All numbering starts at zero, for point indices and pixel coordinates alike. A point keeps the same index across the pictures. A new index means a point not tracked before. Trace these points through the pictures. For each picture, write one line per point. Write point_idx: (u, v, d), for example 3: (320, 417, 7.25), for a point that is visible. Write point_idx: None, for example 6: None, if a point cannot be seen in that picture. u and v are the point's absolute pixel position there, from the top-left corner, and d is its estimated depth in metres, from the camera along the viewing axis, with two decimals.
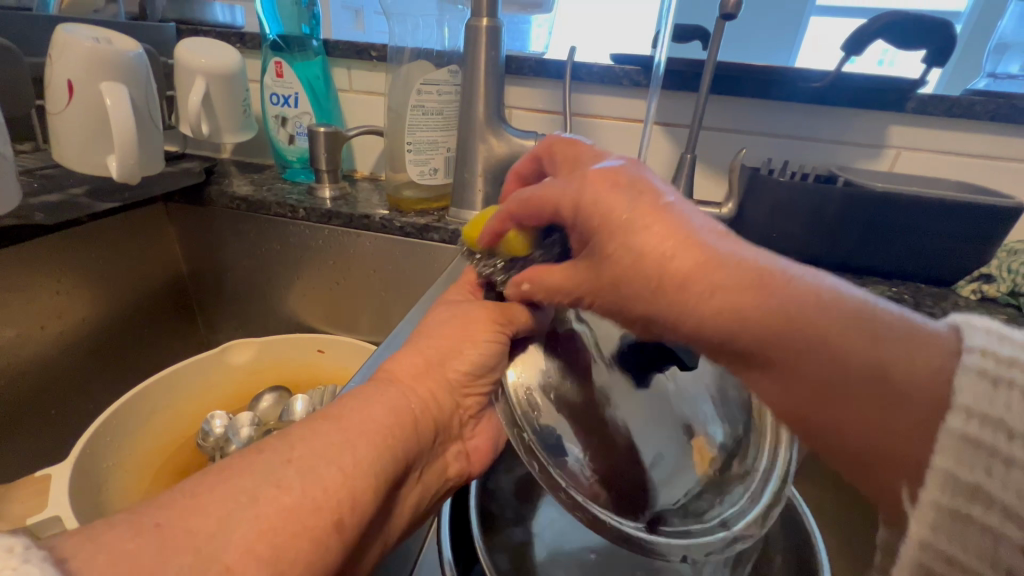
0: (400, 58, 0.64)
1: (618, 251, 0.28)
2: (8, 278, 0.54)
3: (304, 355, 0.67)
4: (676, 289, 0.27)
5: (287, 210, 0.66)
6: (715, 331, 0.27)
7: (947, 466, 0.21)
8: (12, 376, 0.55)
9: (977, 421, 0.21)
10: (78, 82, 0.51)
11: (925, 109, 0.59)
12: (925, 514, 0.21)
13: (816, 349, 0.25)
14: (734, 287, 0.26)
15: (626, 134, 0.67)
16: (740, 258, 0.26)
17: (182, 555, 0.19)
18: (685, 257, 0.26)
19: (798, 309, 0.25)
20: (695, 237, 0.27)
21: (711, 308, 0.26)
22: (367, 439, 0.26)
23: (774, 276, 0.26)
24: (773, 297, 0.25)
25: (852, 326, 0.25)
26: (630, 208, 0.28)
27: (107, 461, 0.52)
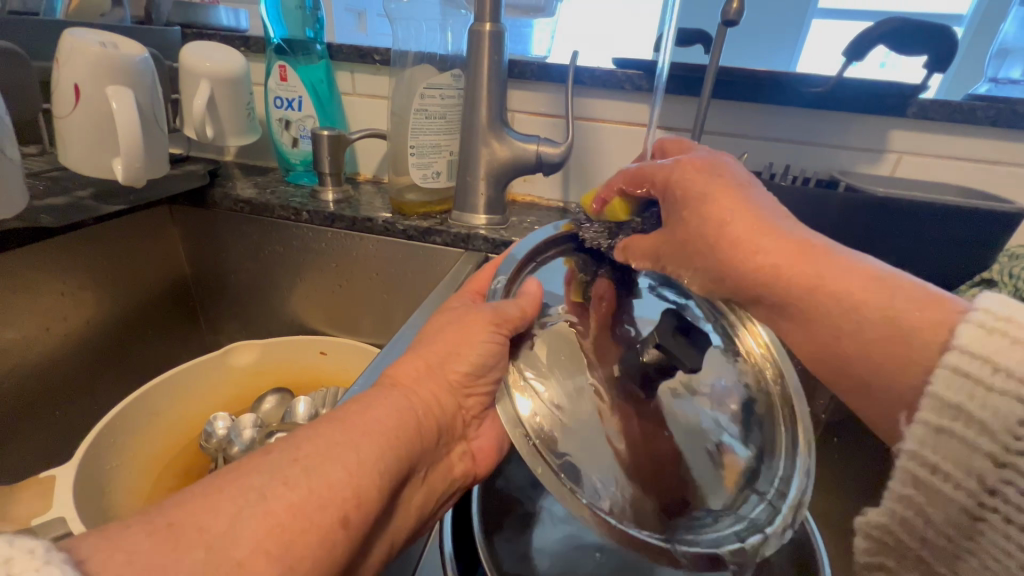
0: (403, 62, 0.64)
1: (689, 221, 0.35)
2: (14, 279, 0.54)
3: (306, 357, 0.67)
4: (726, 250, 0.34)
5: (290, 213, 0.67)
6: (762, 287, 0.33)
7: (937, 392, 0.25)
8: (17, 377, 0.55)
9: (973, 359, 0.24)
10: (85, 86, 0.51)
11: (926, 114, 0.59)
12: (916, 430, 0.26)
13: (835, 301, 0.31)
14: (781, 252, 0.33)
15: (628, 138, 0.68)
16: (789, 231, 0.33)
17: (194, 553, 0.19)
18: (741, 227, 0.33)
19: (827, 269, 0.32)
20: (753, 212, 0.34)
21: (755, 268, 0.33)
22: (371, 439, 0.26)
23: (818, 246, 0.33)
24: (807, 257, 0.32)
25: (871, 285, 0.30)
26: (703, 189, 0.35)
27: (111, 461, 0.52)
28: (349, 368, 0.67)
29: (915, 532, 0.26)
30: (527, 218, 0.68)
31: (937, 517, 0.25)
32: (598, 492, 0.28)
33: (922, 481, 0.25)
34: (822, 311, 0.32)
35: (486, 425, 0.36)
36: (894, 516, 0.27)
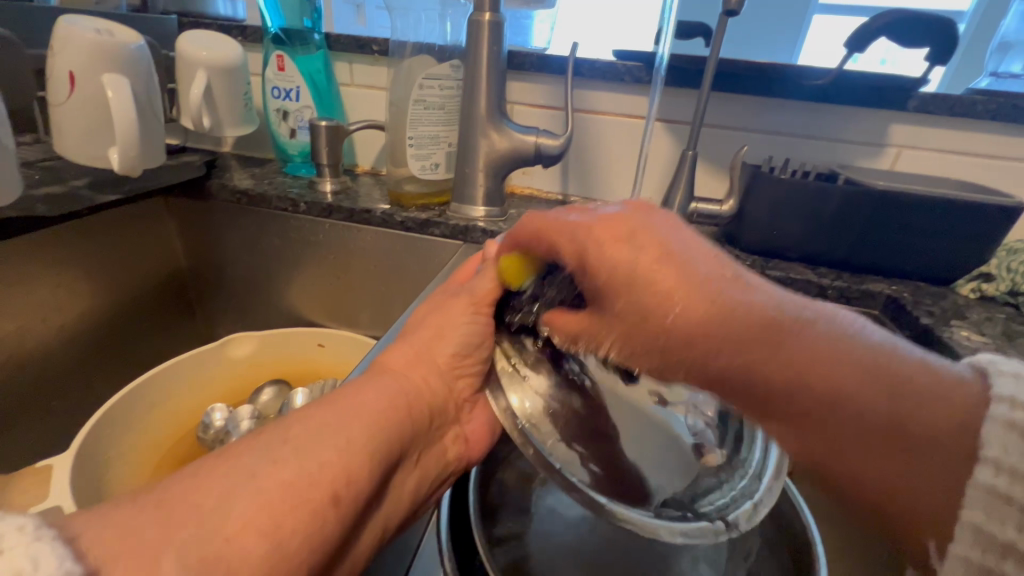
0: (402, 52, 0.63)
1: (632, 305, 0.27)
2: (9, 268, 0.54)
3: (304, 350, 0.67)
4: (684, 342, 0.26)
5: (287, 204, 0.66)
6: (731, 383, 0.27)
7: (975, 521, 0.21)
8: (13, 367, 0.55)
9: (1006, 475, 0.21)
10: (80, 73, 0.51)
11: (926, 108, 0.59)
12: (955, 568, 0.22)
13: (831, 404, 0.25)
14: (747, 343, 0.26)
15: (628, 131, 0.67)
16: (756, 308, 0.26)
17: (186, 528, 0.19)
18: (695, 310, 0.26)
19: (811, 362, 0.25)
20: (707, 285, 0.27)
21: (726, 358, 0.26)
22: (362, 421, 0.26)
23: (793, 325, 0.26)
24: (780, 346, 0.25)
25: (867, 377, 0.24)
26: (633, 256, 0.27)
27: (108, 451, 0.52)
28: (346, 360, 0.67)
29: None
30: (525, 210, 0.68)
31: None
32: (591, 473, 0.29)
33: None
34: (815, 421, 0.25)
35: (477, 411, 0.36)
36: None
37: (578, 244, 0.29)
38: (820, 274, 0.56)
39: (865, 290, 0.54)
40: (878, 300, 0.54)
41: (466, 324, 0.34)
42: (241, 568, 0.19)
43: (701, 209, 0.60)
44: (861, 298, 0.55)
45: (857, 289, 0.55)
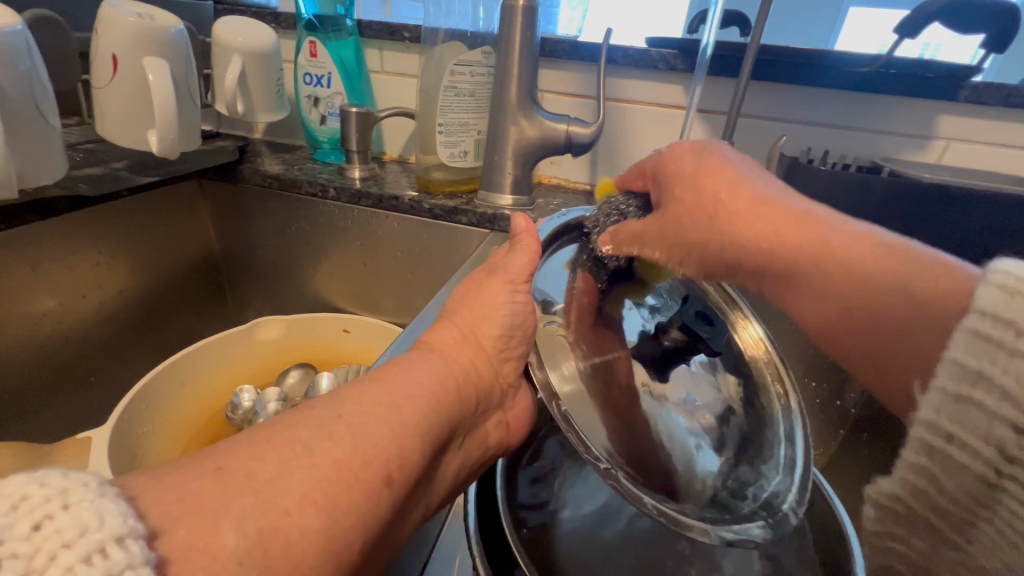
0: (434, 38, 0.63)
1: (680, 198, 0.38)
2: (54, 247, 0.55)
3: (330, 334, 0.68)
4: (714, 220, 0.37)
5: (318, 188, 0.67)
6: (748, 253, 0.37)
7: (957, 357, 0.25)
8: (55, 343, 0.57)
9: (990, 321, 0.25)
10: (123, 56, 0.52)
11: (978, 98, 0.56)
12: (932, 399, 0.26)
13: (824, 264, 0.34)
14: (779, 220, 0.36)
15: (660, 120, 0.66)
16: (790, 204, 0.36)
17: (242, 498, 0.20)
18: (744, 198, 0.37)
19: (831, 238, 0.34)
20: (753, 184, 0.38)
21: (754, 234, 0.36)
22: (413, 403, 0.26)
23: (817, 217, 0.35)
24: (789, 224, 0.35)
25: (864, 245, 0.33)
26: (697, 163, 0.39)
27: (143, 427, 0.54)
28: (371, 345, 0.68)
29: (927, 500, 0.28)
30: (553, 200, 0.67)
31: (950, 486, 0.26)
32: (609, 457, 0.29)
33: (935, 449, 0.26)
34: (818, 280, 0.34)
35: (520, 397, 0.36)
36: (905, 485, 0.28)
37: (654, 165, 0.41)
38: None
39: None
40: None
41: (506, 301, 0.33)
42: (298, 541, 0.19)
43: None
44: None
45: None
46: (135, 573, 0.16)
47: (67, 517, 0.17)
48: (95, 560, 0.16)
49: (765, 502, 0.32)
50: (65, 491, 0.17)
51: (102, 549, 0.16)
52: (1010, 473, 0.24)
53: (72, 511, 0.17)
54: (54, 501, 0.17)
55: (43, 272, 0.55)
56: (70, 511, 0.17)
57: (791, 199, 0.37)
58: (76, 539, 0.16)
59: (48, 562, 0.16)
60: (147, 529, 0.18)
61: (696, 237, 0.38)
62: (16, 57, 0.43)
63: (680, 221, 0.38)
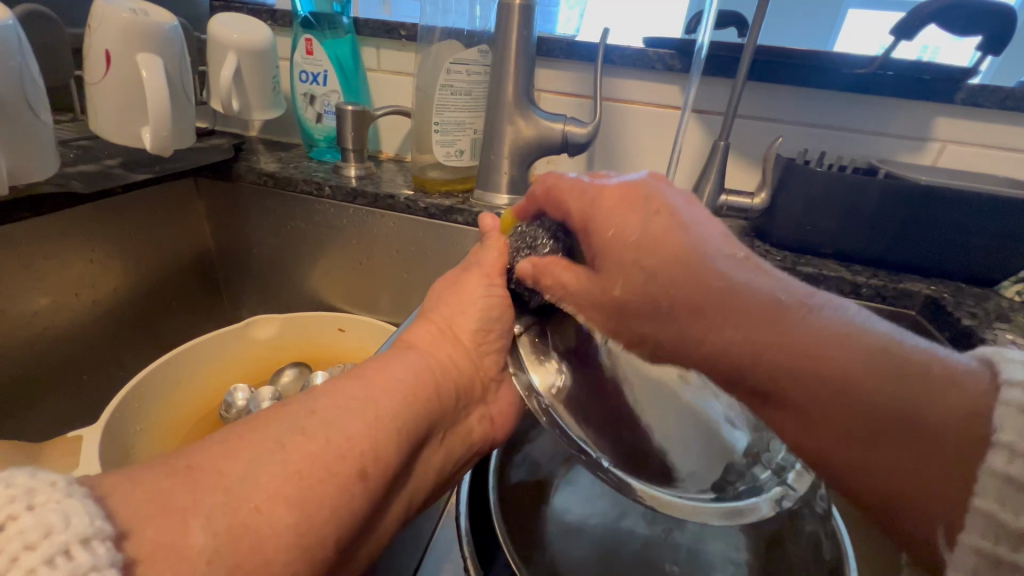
0: (431, 37, 0.63)
1: (630, 276, 0.31)
2: (46, 244, 0.55)
3: (325, 333, 0.68)
4: (691, 320, 0.30)
5: (313, 187, 0.67)
6: (734, 361, 0.29)
7: (986, 508, 0.22)
8: (47, 341, 0.57)
9: (1013, 460, 0.21)
10: (116, 52, 0.51)
11: (975, 100, 0.56)
12: (963, 558, 0.22)
13: (833, 383, 0.26)
14: (757, 321, 0.28)
15: (657, 121, 0.66)
16: (759, 292, 0.29)
17: (213, 496, 0.19)
18: (707, 288, 0.29)
19: (816, 342, 0.27)
20: (710, 260, 0.30)
21: (732, 339, 0.29)
22: (389, 396, 0.26)
23: (795, 309, 0.28)
24: (775, 331, 0.28)
25: (862, 355, 0.26)
26: (646, 225, 0.31)
27: (135, 425, 0.53)
28: (367, 345, 0.67)
29: None
30: None
31: None
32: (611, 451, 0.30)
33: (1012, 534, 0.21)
34: (807, 394, 0.27)
35: (502, 390, 0.36)
36: None
37: (585, 208, 0.32)
38: (854, 272, 0.54)
39: (900, 289, 0.52)
40: (915, 300, 0.52)
41: (483, 295, 0.34)
42: (268, 538, 0.19)
43: (731, 202, 0.58)
44: (898, 298, 0.53)
45: (892, 288, 0.52)
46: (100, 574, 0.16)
47: (32, 518, 0.16)
48: (58, 562, 0.15)
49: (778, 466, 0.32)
50: (30, 490, 0.17)
51: (66, 551, 0.16)
52: None
53: (38, 512, 0.16)
54: (18, 502, 0.16)
55: (35, 269, 0.54)
56: (36, 511, 0.16)
57: (758, 281, 0.29)
58: (40, 540, 0.16)
59: (10, 564, 0.15)
60: (116, 530, 0.17)
61: (645, 328, 0.31)
62: (8, 53, 0.43)
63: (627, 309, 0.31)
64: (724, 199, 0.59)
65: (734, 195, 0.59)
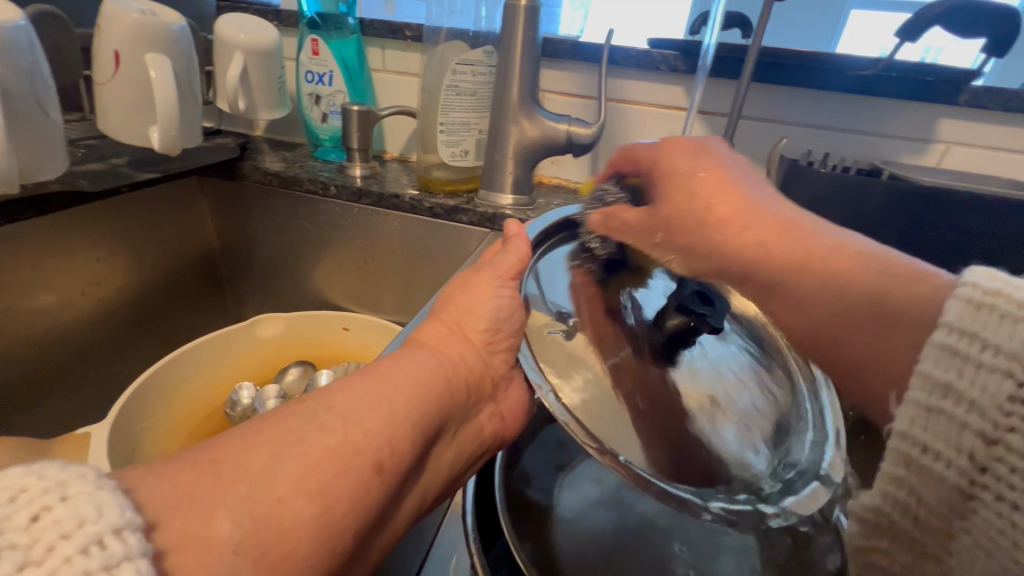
0: (437, 38, 0.63)
1: (674, 198, 0.37)
2: (54, 243, 0.55)
3: (330, 333, 0.68)
4: (718, 227, 0.35)
5: (318, 186, 0.67)
6: (744, 262, 0.35)
7: (925, 368, 0.23)
8: (54, 339, 0.57)
9: (957, 335, 0.22)
10: (125, 52, 0.52)
11: (979, 102, 0.56)
12: (904, 413, 0.23)
13: (823, 275, 0.32)
14: (768, 231, 0.34)
15: (661, 121, 0.66)
16: (779, 213, 0.35)
17: (237, 489, 0.20)
18: (731, 204, 0.35)
19: (814, 246, 0.33)
20: (742, 189, 0.36)
21: (746, 242, 0.34)
22: (403, 393, 0.26)
23: (804, 225, 0.34)
24: (780, 236, 0.34)
25: (846, 257, 0.32)
26: (698, 164, 0.37)
27: (141, 423, 0.54)
28: (371, 344, 0.68)
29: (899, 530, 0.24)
30: (553, 200, 0.68)
31: (927, 508, 0.23)
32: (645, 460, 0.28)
33: (912, 460, 0.23)
34: (799, 284, 0.33)
35: (513, 387, 0.36)
36: (889, 500, 0.23)
37: (654, 158, 0.39)
38: None
39: None
40: None
41: (495, 293, 0.34)
42: (291, 530, 0.20)
43: None
44: None
45: None
46: (132, 563, 0.16)
47: (65, 509, 0.17)
48: (93, 551, 0.16)
49: (803, 468, 0.31)
50: (63, 483, 0.17)
51: (100, 540, 0.16)
52: (986, 486, 0.21)
53: (70, 503, 0.17)
54: (52, 493, 0.17)
55: (42, 268, 0.55)
56: (68, 502, 0.17)
57: (780, 206, 0.35)
58: (74, 530, 0.16)
59: (46, 553, 0.16)
60: (144, 521, 0.18)
61: (676, 241, 0.37)
62: (20, 54, 0.44)
63: (667, 224, 0.37)
64: None
65: None
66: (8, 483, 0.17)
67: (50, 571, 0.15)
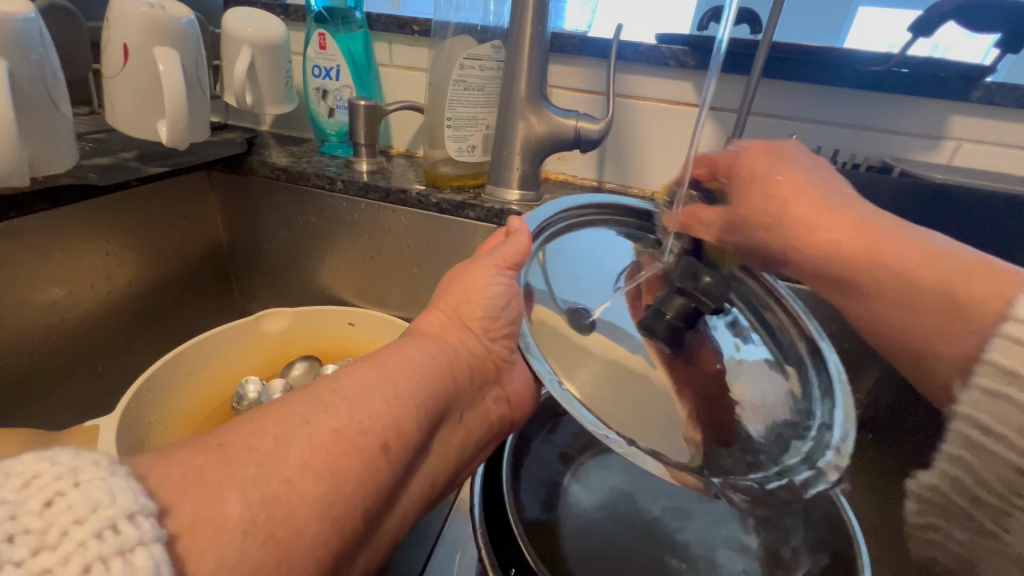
0: (444, 32, 0.63)
1: (750, 199, 0.41)
2: (64, 237, 0.55)
3: (337, 327, 0.68)
4: (793, 227, 0.38)
5: (325, 181, 0.67)
6: (815, 261, 0.38)
7: (994, 358, 0.29)
8: (64, 331, 0.58)
9: None
10: (134, 46, 0.52)
11: (991, 99, 0.56)
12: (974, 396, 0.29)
13: (886, 276, 0.35)
14: (842, 230, 0.37)
15: (669, 118, 0.66)
16: (850, 211, 0.37)
17: (245, 469, 0.21)
18: (801, 203, 0.38)
19: (886, 245, 0.35)
20: (817, 190, 0.39)
21: (817, 242, 0.37)
22: (406, 377, 0.28)
23: (877, 224, 0.37)
24: (848, 237, 0.36)
25: (919, 258, 0.34)
26: (775, 167, 0.40)
27: (149, 417, 0.54)
28: (375, 339, 0.68)
29: (965, 491, 0.29)
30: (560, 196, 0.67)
31: (989, 477, 0.28)
32: (686, 457, 0.30)
33: (974, 442, 0.29)
34: (880, 287, 0.36)
35: (517, 370, 0.37)
36: (944, 477, 0.30)
37: (734, 160, 0.43)
38: None
39: None
40: None
41: (490, 282, 0.34)
42: (298, 508, 0.21)
43: None
44: None
45: None
46: (146, 549, 0.17)
47: (79, 494, 0.18)
48: (107, 535, 0.17)
49: (812, 449, 0.33)
50: (75, 469, 0.18)
51: (114, 525, 0.17)
52: None
53: (83, 489, 0.18)
54: (65, 479, 0.18)
55: (53, 261, 0.55)
56: (81, 488, 0.18)
57: (847, 206, 0.38)
58: (88, 515, 0.17)
59: (61, 537, 0.16)
60: (156, 506, 0.19)
61: (757, 237, 0.41)
62: (30, 46, 0.44)
63: (753, 225, 0.40)
64: None
65: None
66: (22, 469, 0.18)
67: (65, 554, 0.16)
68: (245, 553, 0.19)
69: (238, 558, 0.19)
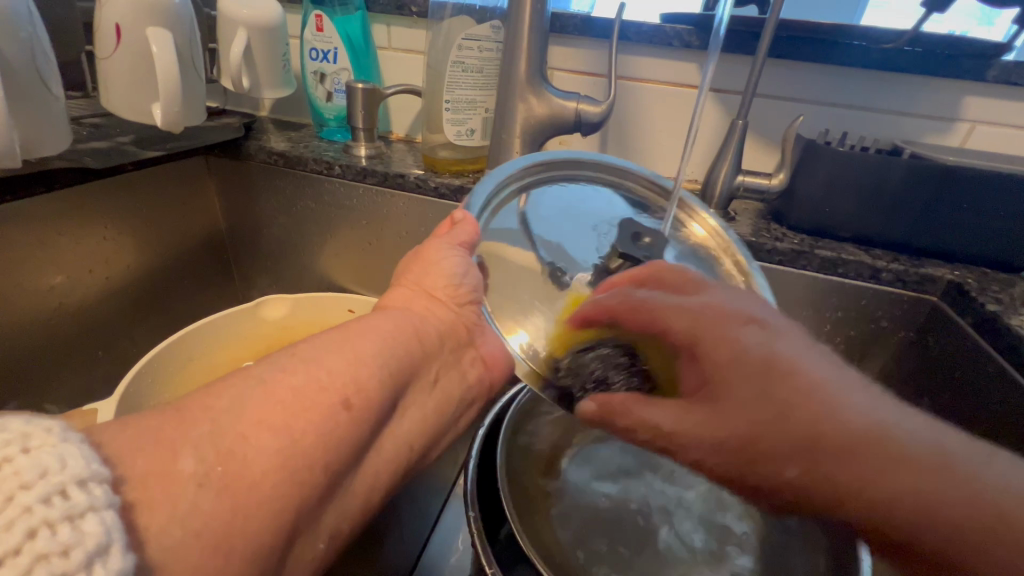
0: (442, 13, 0.61)
1: (795, 402, 0.25)
2: (59, 221, 0.55)
3: (337, 315, 0.68)
4: (850, 452, 0.24)
5: (323, 166, 0.66)
6: (839, 489, 0.25)
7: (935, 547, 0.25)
8: (63, 318, 0.58)
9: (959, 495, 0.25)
10: (125, 27, 0.51)
11: (1007, 78, 0.54)
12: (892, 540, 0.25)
13: (905, 489, 0.25)
14: (883, 444, 0.24)
15: (672, 100, 0.64)
16: (866, 405, 0.25)
17: (201, 426, 0.23)
18: (840, 404, 0.25)
19: (886, 442, 0.24)
20: (836, 396, 0.25)
21: (860, 469, 0.25)
22: (372, 340, 0.30)
23: (895, 432, 0.25)
24: (845, 428, 0.24)
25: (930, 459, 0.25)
26: (762, 352, 0.26)
27: (148, 402, 0.53)
28: None
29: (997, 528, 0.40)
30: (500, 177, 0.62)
31: None
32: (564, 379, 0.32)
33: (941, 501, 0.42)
34: (898, 502, 0.25)
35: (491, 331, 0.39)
36: None
37: (694, 328, 0.27)
38: (875, 256, 0.53)
39: (923, 274, 0.51)
40: (937, 286, 0.51)
41: (446, 256, 0.37)
42: (256, 463, 0.22)
43: (747, 183, 0.57)
44: (919, 283, 0.52)
45: (915, 273, 0.51)
46: (96, 515, 0.18)
47: (27, 460, 0.18)
48: (55, 500, 0.18)
49: None
50: (25, 436, 0.19)
51: (62, 491, 0.18)
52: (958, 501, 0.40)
53: (31, 455, 0.18)
54: (14, 445, 0.19)
55: (51, 248, 0.55)
56: (30, 454, 0.19)
57: (885, 410, 0.25)
58: (36, 481, 0.18)
59: (6, 501, 0.17)
60: (112, 474, 0.20)
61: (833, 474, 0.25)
62: (17, 24, 0.43)
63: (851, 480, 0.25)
64: (740, 180, 0.57)
65: (750, 175, 0.58)
66: None
67: (9, 519, 0.17)
68: (197, 504, 0.21)
69: (191, 508, 0.21)
